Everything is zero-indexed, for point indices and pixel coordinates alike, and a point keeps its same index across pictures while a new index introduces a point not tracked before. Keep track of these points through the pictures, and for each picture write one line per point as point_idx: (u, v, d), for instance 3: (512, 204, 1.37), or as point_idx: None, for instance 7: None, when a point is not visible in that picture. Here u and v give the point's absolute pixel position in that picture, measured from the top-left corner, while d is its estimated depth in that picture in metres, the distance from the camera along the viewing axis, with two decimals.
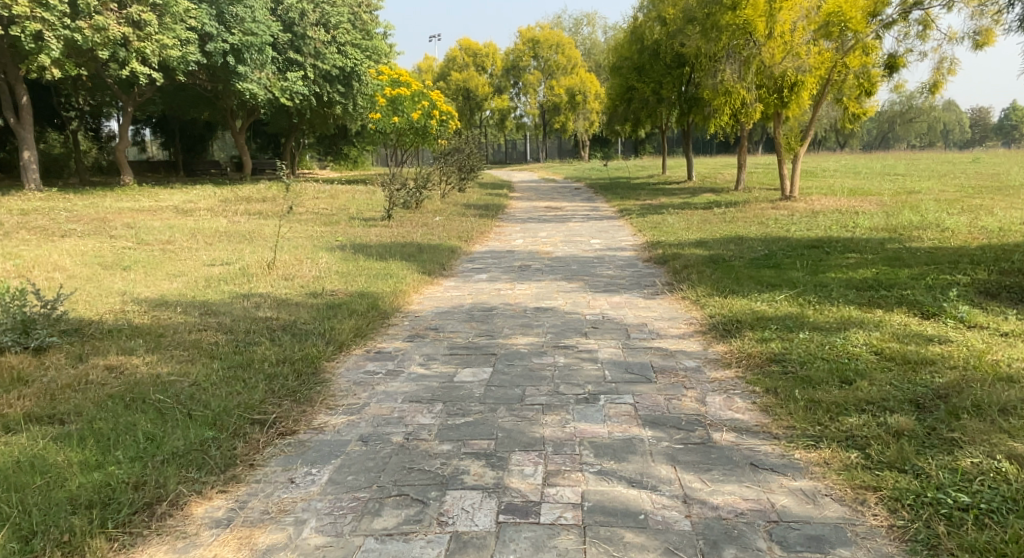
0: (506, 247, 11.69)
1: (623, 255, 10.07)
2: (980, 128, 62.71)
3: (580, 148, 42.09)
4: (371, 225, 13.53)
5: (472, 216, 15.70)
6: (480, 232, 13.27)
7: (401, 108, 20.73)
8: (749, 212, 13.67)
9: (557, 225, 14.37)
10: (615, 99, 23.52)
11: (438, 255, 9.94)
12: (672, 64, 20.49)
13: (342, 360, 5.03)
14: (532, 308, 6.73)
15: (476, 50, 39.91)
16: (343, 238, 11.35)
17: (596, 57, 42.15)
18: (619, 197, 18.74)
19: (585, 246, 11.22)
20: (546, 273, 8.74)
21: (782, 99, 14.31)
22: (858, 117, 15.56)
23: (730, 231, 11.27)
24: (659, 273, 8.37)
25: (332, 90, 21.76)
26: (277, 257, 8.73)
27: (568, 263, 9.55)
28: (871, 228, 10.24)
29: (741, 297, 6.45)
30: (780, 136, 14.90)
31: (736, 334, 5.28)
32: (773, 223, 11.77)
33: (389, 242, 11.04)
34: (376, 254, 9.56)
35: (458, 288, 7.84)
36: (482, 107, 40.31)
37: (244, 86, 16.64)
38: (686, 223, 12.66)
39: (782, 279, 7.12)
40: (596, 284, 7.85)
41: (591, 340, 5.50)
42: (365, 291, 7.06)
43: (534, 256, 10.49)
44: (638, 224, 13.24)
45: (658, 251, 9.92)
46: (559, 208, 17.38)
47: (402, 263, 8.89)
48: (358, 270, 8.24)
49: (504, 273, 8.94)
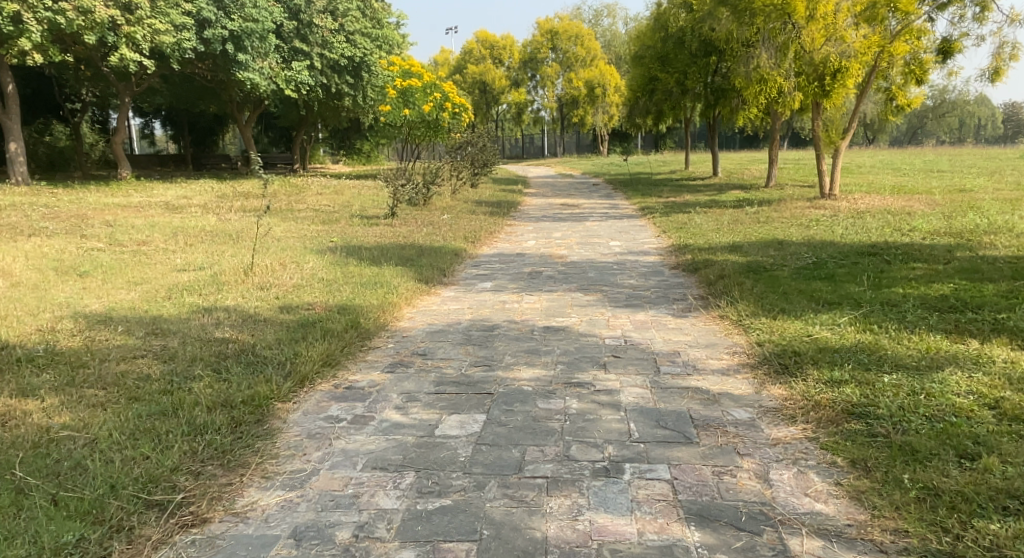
0: (517, 249, 10.65)
1: (647, 260, 8.99)
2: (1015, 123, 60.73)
3: (599, 143, 40.92)
4: (372, 226, 12.56)
5: (484, 215, 14.69)
6: (489, 232, 12.27)
7: (412, 100, 20.04)
8: (785, 211, 12.57)
9: (574, 225, 13.28)
10: (636, 91, 22.37)
11: (439, 260, 8.93)
12: (698, 53, 19.35)
13: (299, 401, 3.97)
14: (541, 328, 5.68)
15: (493, 43, 38.95)
16: (338, 239, 10.36)
17: (617, 48, 40.87)
18: (640, 194, 17.65)
19: (605, 249, 10.15)
20: (559, 282, 7.70)
21: (823, 88, 13.02)
22: (903, 110, 14.37)
23: (767, 234, 10.17)
24: (689, 284, 7.29)
25: (340, 81, 20.81)
26: (257, 261, 7.75)
27: (585, 270, 8.49)
28: (930, 232, 9.09)
29: (795, 320, 5.37)
30: (819, 128, 13.70)
31: (797, 374, 4.21)
32: (814, 225, 10.67)
33: (388, 244, 10.05)
34: (369, 259, 8.55)
35: (458, 301, 6.82)
36: (499, 100, 39.23)
37: (245, 75, 15.76)
38: (716, 224, 11.56)
39: (840, 295, 6.03)
40: (617, 297, 6.80)
41: (610, 375, 4.43)
42: (348, 305, 6.04)
43: (548, 261, 9.44)
44: (662, 224, 12.15)
45: (686, 257, 8.83)
46: (577, 206, 16.30)
47: (397, 272, 7.88)
48: (345, 278, 7.25)
49: (511, 282, 7.90)
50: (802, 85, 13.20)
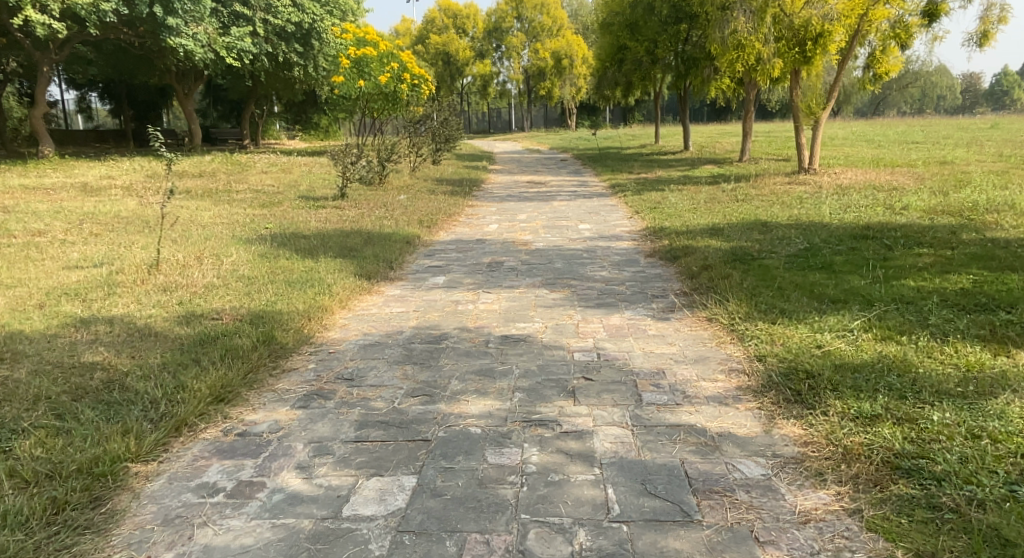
0: (478, 234, 9.69)
1: (619, 247, 8.10)
2: (973, 93, 60.60)
3: (567, 116, 39.88)
4: (318, 209, 11.51)
5: (443, 194, 13.69)
6: (448, 214, 11.32)
7: (367, 71, 19.20)
8: (763, 188, 11.80)
9: (541, 205, 12.35)
10: (605, 61, 21.37)
11: (386, 251, 7.95)
12: (668, 20, 18.30)
13: (169, 460, 3.01)
14: (497, 339, 4.77)
15: (456, 11, 37.56)
16: (275, 225, 9.34)
17: (584, 18, 39.71)
18: (609, 170, 16.77)
19: (572, 233, 9.23)
20: (521, 277, 6.78)
21: (803, 54, 12.34)
22: (881, 78, 13.64)
23: (747, 214, 9.34)
24: (669, 277, 6.40)
25: (288, 49, 20.02)
26: (169, 256, 6.73)
27: (550, 261, 7.58)
28: (926, 211, 8.28)
29: (800, 326, 4.46)
30: (798, 98, 12.82)
31: (820, 409, 3.28)
32: (797, 203, 9.89)
33: (332, 231, 9.04)
34: (305, 250, 7.55)
35: (403, 303, 5.86)
36: (463, 73, 37.86)
37: (176, 40, 15.64)
38: (690, 203, 10.74)
39: (842, 291, 5.15)
40: (586, 297, 5.90)
41: (581, 408, 3.50)
42: (265, 313, 5.03)
43: (510, 248, 8.51)
44: (634, 203, 11.29)
45: (663, 242, 7.96)
46: (543, 183, 15.37)
47: (336, 266, 6.88)
48: (271, 276, 6.25)
49: (467, 277, 6.95)
50: (781, 50, 12.37)
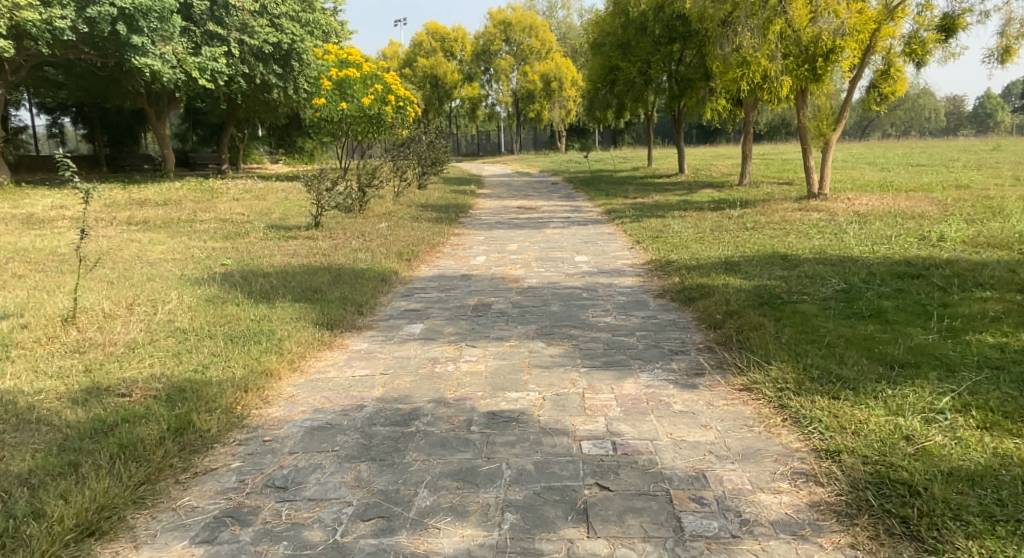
0: (463, 267, 8.70)
1: (623, 285, 7.12)
2: (956, 116, 60.37)
3: (557, 139, 39.15)
4: (289, 240, 10.52)
5: (427, 221, 12.73)
6: (431, 244, 10.34)
7: (349, 93, 18.18)
8: (772, 214, 10.84)
9: (532, 233, 11.39)
10: (596, 82, 20.56)
11: (356, 291, 6.94)
12: (662, 39, 17.44)
13: None
14: (482, 419, 3.73)
15: (444, 35, 36.91)
16: (235, 260, 8.37)
17: (573, 41, 39.10)
18: (604, 194, 15.84)
19: (568, 267, 8.26)
20: (512, 325, 5.78)
21: (814, 72, 11.37)
22: (887, 98, 12.79)
23: (762, 245, 8.36)
24: (688, 325, 5.37)
25: (266, 70, 19.60)
26: (97, 305, 5.74)
27: (546, 302, 6.58)
28: (968, 242, 7.31)
29: (873, 404, 3.45)
30: (805, 118, 11.81)
31: (947, 557, 2.42)
32: (814, 232, 8.95)
33: (297, 268, 8.04)
34: (262, 292, 6.55)
35: (370, 364, 4.81)
36: (450, 96, 37.09)
37: (141, 60, 14.99)
38: (696, 232, 9.81)
39: (910, 350, 4.15)
40: (590, 353, 4.89)
41: (599, 546, 2.57)
42: (187, 386, 3.97)
43: (499, 286, 7.51)
44: (634, 231, 10.35)
45: (672, 280, 6.97)
46: (534, 209, 14.43)
47: (295, 314, 5.85)
48: (213, 331, 5.24)
49: (448, 325, 5.94)
50: (790, 69, 11.37)
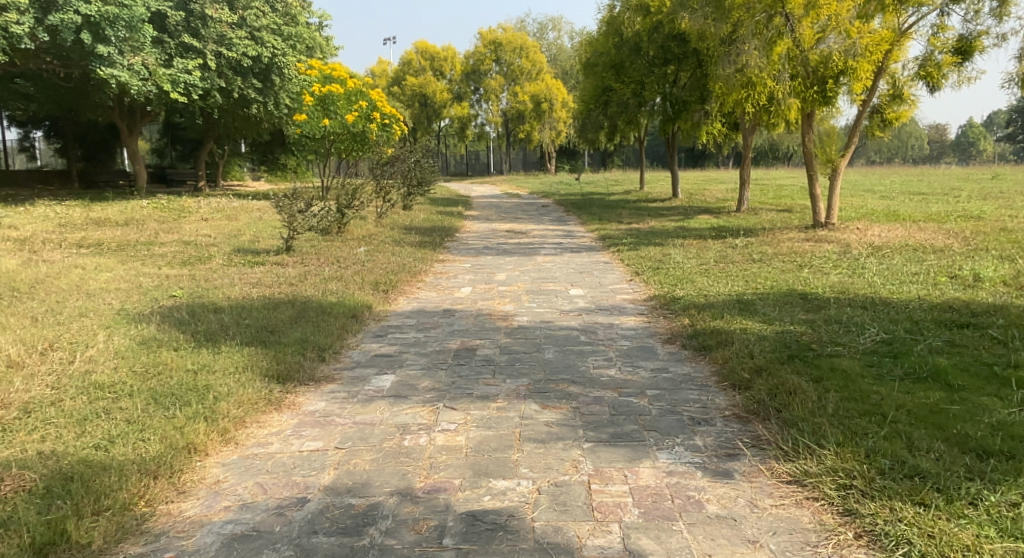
0: (446, 300, 7.82)
1: (626, 326, 6.24)
2: (939, 143, 60.07)
3: (546, 161, 38.46)
4: (255, 267, 9.64)
5: (410, 246, 11.85)
6: (413, 271, 9.49)
7: (332, 109, 17.38)
8: (778, 243, 9.89)
9: (522, 260, 10.54)
10: (588, 102, 19.81)
11: (320, 332, 6.04)
12: (656, 61, 16.67)
13: None
14: (458, 532, 2.88)
15: (433, 54, 36.18)
16: (188, 292, 7.49)
17: (563, 63, 38.61)
18: (596, 218, 15.04)
19: (562, 303, 7.37)
20: (498, 378, 4.88)
21: (825, 94, 10.29)
22: (890, 125, 11.82)
23: (776, 280, 7.46)
24: (710, 386, 4.49)
25: (244, 84, 18.81)
26: (2, 352, 4.87)
27: (538, 347, 5.70)
28: (1011, 284, 6.48)
29: (976, 519, 2.75)
30: (810, 144, 10.64)
31: None
32: (831, 263, 8.12)
33: (257, 301, 7.14)
34: (208, 336, 5.69)
35: (323, 434, 3.93)
36: (440, 115, 36.44)
37: (107, 71, 14.12)
38: (700, 263, 8.96)
39: (996, 432, 3.35)
40: (593, 421, 4.01)
41: None
42: (72, 473, 3.18)
43: (486, 325, 6.62)
44: (633, 261, 9.53)
45: (681, 322, 6.08)
46: (523, 233, 13.58)
47: (238, 366, 4.96)
48: (133, 390, 4.36)
49: (423, 377, 5.03)
50: (797, 91, 10.34)
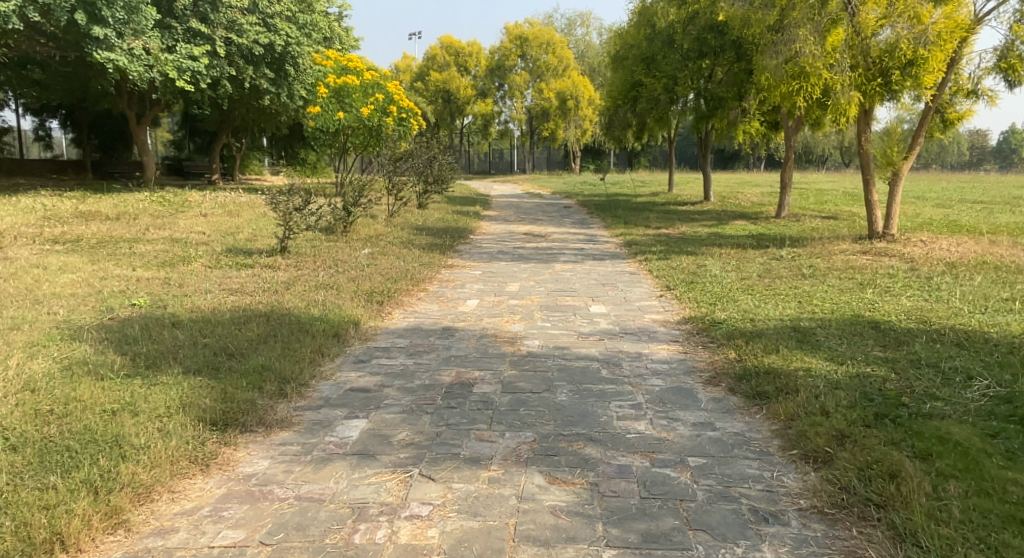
0: (448, 315, 6.77)
1: (658, 359, 5.12)
2: (980, 149, 57.55)
3: (571, 160, 37.29)
4: (241, 270, 8.69)
5: (417, 248, 10.83)
6: (416, 278, 8.48)
7: (348, 101, 16.58)
8: (828, 255, 8.72)
9: (539, 268, 9.45)
10: (616, 99, 18.65)
11: (288, 356, 5.01)
12: (690, 54, 15.33)
13: None
14: None
15: (458, 49, 35.15)
16: (151, 301, 6.53)
17: (591, 60, 37.37)
18: (622, 222, 13.93)
19: (580, 324, 6.25)
20: (495, 431, 3.80)
21: (888, 88, 9.04)
22: (951, 126, 10.56)
23: (836, 303, 6.28)
24: (778, 462, 3.36)
25: (256, 74, 17.95)
26: None
27: (549, 386, 4.60)
28: None
29: None
30: (868, 144, 9.47)
31: None
32: (899, 283, 6.93)
33: (227, 313, 6.13)
34: (149, 362, 4.69)
35: (249, 518, 2.93)
36: (464, 111, 35.40)
37: (103, 55, 13.32)
38: (742, 277, 7.77)
39: None
40: (615, 509, 2.94)
41: None
42: None
43: (489, 349, 5.56)
44: (664, 272, 8.42)
45: (726, 357, 4.94)
46: (542, 237, 12.47)
47: (169, 406, 3.94)
48: (19, 444, 3.38)
49: (401, 423, 3.97)
50: (857, 84, 9.06)
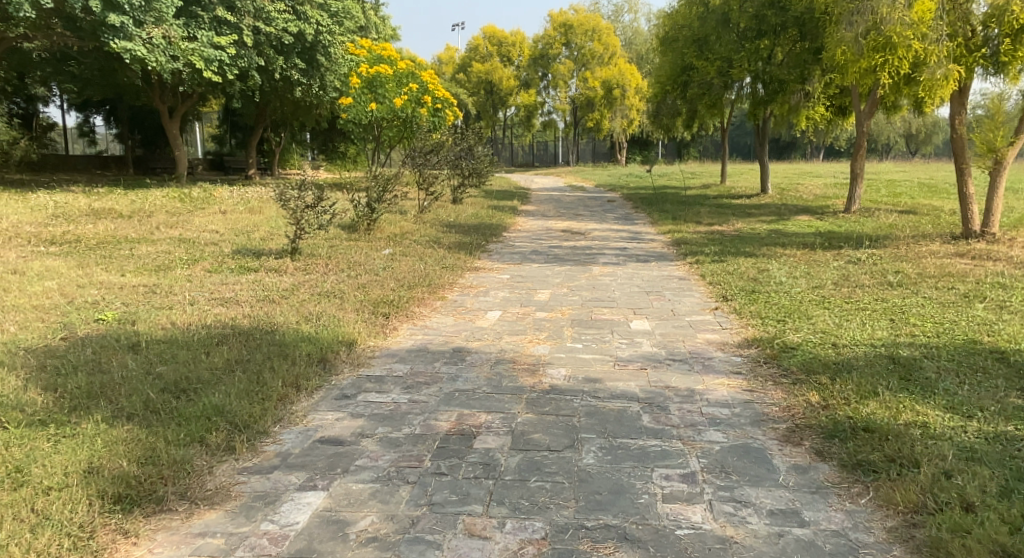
0: (463, 331, 5.75)
1: (716, 401, 3.99)
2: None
3: (618, 151, 36.00)
4: (243, 275, 7.80)
5: (444, 248, 9.83)
6: (435, 284, 7.49)
7: (380, 92, 15.72)
8: (915, 257, 7.45)
9: (575, 271, 8.35)
10: (665, 84, 17.38)
11: (250, 394, 4.02)
12: (747, 33, 13.91)
13: None
14: None
15: (501, 38, 34.09)
16: (121, 315, 5.62)
17: (639, 47, 35.87)
18: (671, 217, 12.74)
19: (618, 347, 5.14)
20: (492, 519, 2.79)
21: (991, 59, 7.67)
22: None
23: (942, 322, 5.06)
24: None
25: (286, 65, 17.09)
26: None
27: (574, 439, 3.54)
28: None
29: None
30: (964, 127, 8.13)
31: None
32: (1015, 295, 5.64)
33: (200, 331, 5.18)
34: (73, 405, 3.75)
35: None
36: (506, 103, 34.36)
37: (120, 44, 12.64)
38: (814, 286, 6.55)
39: None
40: None
41: None
42: None
43: (504, 380, 4.51)
44: (721, 278, 7.24)
45: (807, 402, 3.81)
46: (581, 235, 11.35)
47: (68, 474, 3.02)
48: None
49: (371, 498, 2.99)
50: (955, 56, 7.74)
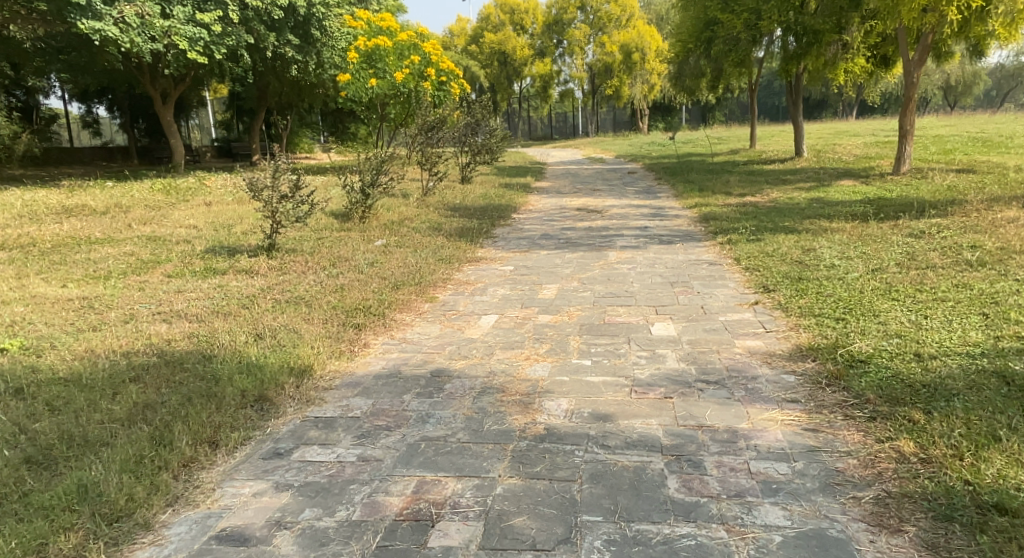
0: (446, 344, 4.70)
1: (768, 451, 2.93)
2: None
3: (639, 119, 34.54)
4: (206, 278, 6.80)
5: (444, 235, 8.80)
6: (426, 282, 6.43)
7: (381, 65, 14.83)
8: (993, 227, 6.24)
9: (588, 257, 7.24)
10: (687, 42, 16.08)
11: (138, 461, 2.99)
12: None
13: None
14: None
15: (513, 6, 32.25)
16: (29, 343, 4.57)
17: (657, 7, 34.15)
18: (698, 188, 11.54)
19: (636, 364, 4.05)
20: None
21: None
22: None
23: None
24: None
25: (278, 41, 15.68)
26: None
27: (571, 526, 2.56)
28: None
29: None
30: None
31: None
32: None
33: (116, 362, 4.13)
34: None
35: None
36: (521, 74, 32.99)
37: (86, 25, 11.66)
38: (874, 269, 5.42)
39: None
40: None
41: None
42: None
43: (488, 418, 3.47)
44: (760, 262, 6.10)
45: (895, 456, 2.80)
46: (598, 213, 10.24)
47: None
48: None
49: None
50: None
